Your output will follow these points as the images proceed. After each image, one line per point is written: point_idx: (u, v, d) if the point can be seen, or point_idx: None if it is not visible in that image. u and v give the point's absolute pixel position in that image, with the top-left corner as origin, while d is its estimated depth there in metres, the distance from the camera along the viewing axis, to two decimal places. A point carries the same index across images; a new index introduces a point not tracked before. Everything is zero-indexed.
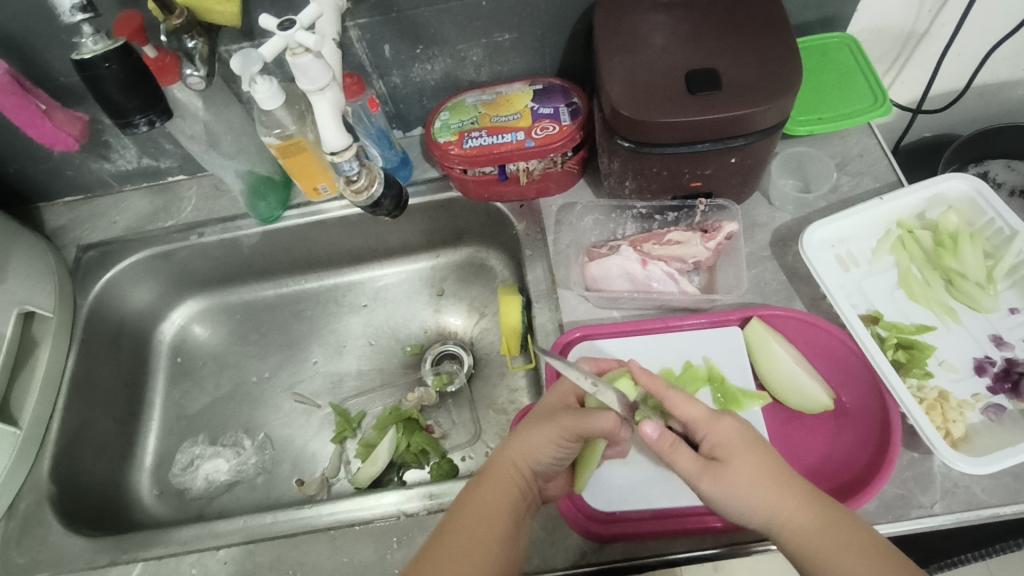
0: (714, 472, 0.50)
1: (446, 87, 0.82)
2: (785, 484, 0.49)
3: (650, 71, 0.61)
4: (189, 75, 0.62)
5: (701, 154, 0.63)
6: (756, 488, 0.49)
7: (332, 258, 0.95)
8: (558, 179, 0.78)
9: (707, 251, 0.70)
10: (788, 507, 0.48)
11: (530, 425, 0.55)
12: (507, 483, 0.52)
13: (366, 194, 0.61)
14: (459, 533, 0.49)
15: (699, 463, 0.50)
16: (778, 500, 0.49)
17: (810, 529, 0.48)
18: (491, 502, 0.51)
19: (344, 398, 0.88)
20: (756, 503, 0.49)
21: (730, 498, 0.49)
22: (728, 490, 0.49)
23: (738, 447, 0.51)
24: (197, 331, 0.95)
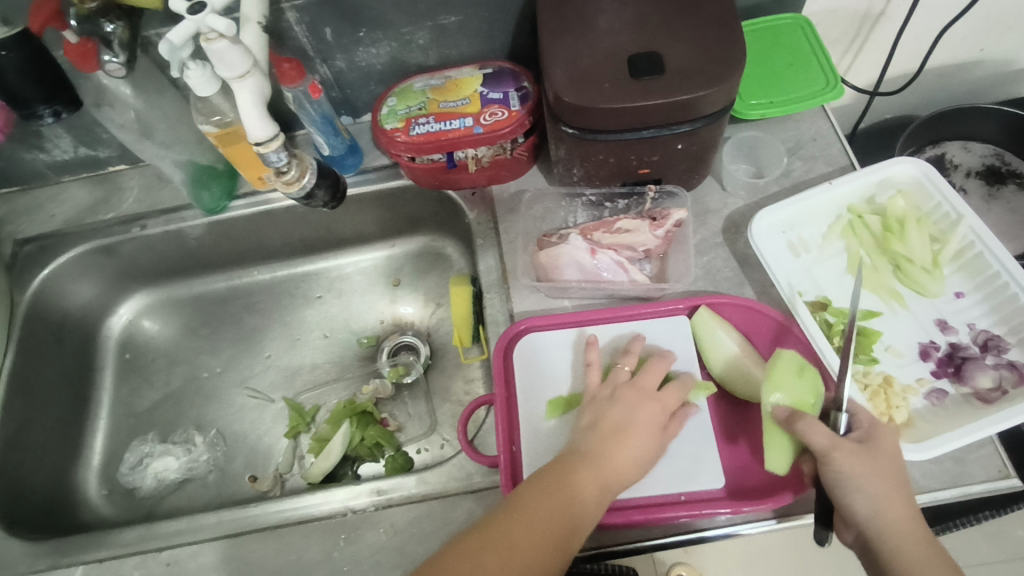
0: (850, 450, 0.51)
1: (394, 71, 0.79)
2: (897, 485, 0.50)
3: (593, 55, 0.59)
4: (109, 62, 0.61)
5: (647, 140, 0.62)
6: (881, 484, 0.50)
7: (285, 248, 0.92)
8: (509, 166, 0.76)
9: (656, 239, 0.69)
10: (899, 511, 0.49)
11: (637, 411, 0.56)
12: (590, 486, 0.51)
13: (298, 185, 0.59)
14: (533, 520, 0.49)
15: (835, 440, 0.51)
16: (887, 495, 0.50)
17: (903, 528, 0.49)
18: (576, 488, 0.51)
19: (298, 391, 0.87)
20: (876, 497, 0.49)
21: (851, 480, 0.50)
22: (856, 473, 0.50)
23: (886, 457, 0.51)
24: (147, 325, 0.93)
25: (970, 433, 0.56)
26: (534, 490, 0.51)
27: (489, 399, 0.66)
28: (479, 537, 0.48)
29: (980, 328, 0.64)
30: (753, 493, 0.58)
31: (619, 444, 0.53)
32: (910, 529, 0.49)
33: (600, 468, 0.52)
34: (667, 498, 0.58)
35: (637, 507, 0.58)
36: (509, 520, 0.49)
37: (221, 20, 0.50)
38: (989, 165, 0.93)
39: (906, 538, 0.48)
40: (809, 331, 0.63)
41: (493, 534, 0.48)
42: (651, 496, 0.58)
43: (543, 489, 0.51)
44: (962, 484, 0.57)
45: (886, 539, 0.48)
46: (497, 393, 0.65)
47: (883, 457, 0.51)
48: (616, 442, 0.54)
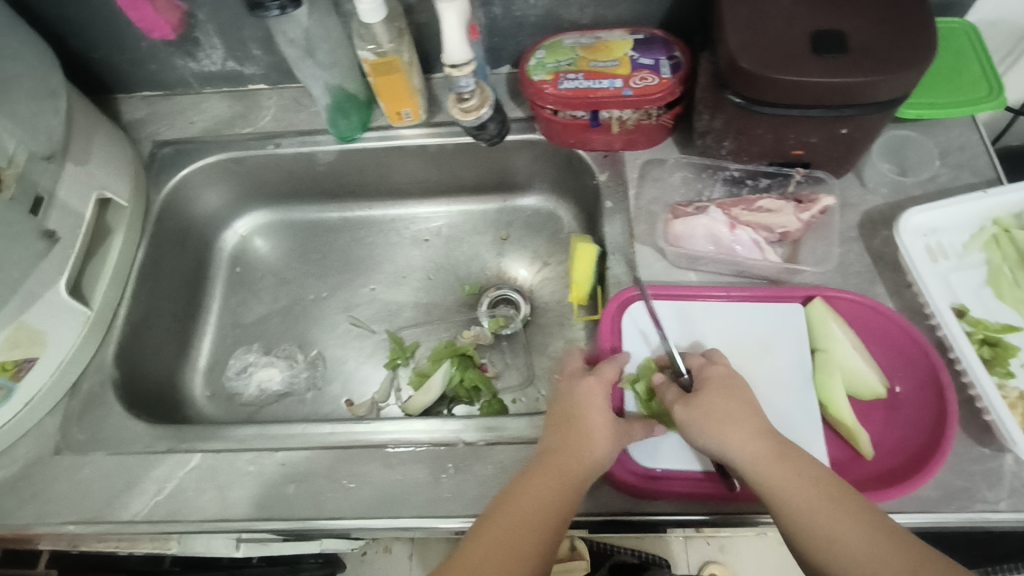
0: (689, 403, 0.55)
1: (545, 25, 0.80)
2: (786, 453, 0.52)
3: (775, 26, 0.59)
4: None
5: (811, 120, 0.61)
6: (735, 429, 0.53)
7: (402, 188, 0.94)
8: (648, 133, 0.76)
9: (799, 222, 0.68)
10: (768, 452, 0.52)
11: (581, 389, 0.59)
12: (572, 476, 0.54)
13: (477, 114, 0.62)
14: (519, 520, 0.52)
15: (680, 396, 0.56)
16: (758, 449, 0.52)
17: (797, 488, 0.50)
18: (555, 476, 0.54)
19: (399, 326, 0.89)
20: (739, 446, 0.52)
21: (706, 430, 0.54)
22: (709, 429, 0.53)
23: (719, 399, 0.55)
24: (258, 244, 0.96)
25: None
26: (518, 491, 0.54)
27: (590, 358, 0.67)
28: (473, 551, 0.51)
29: None
30: (862, 488, 0.57)
31: (592, 437, 0.56)
32: (803, 487, 0.50)
33: (570, 462, 0.54)
34: None
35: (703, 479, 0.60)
36: (497, 523, 0.52)
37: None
38: None
39: (787, 478, 0.51)
40: (952, 336, 0.62)
41: (487, 538, 0.51)
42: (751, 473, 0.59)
43: (523, 491, 0.54)
44: None
45: (767, 487, 0.51)
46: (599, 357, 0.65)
47: (726, 405, 0.54)
48: (579, 430, 0.56)
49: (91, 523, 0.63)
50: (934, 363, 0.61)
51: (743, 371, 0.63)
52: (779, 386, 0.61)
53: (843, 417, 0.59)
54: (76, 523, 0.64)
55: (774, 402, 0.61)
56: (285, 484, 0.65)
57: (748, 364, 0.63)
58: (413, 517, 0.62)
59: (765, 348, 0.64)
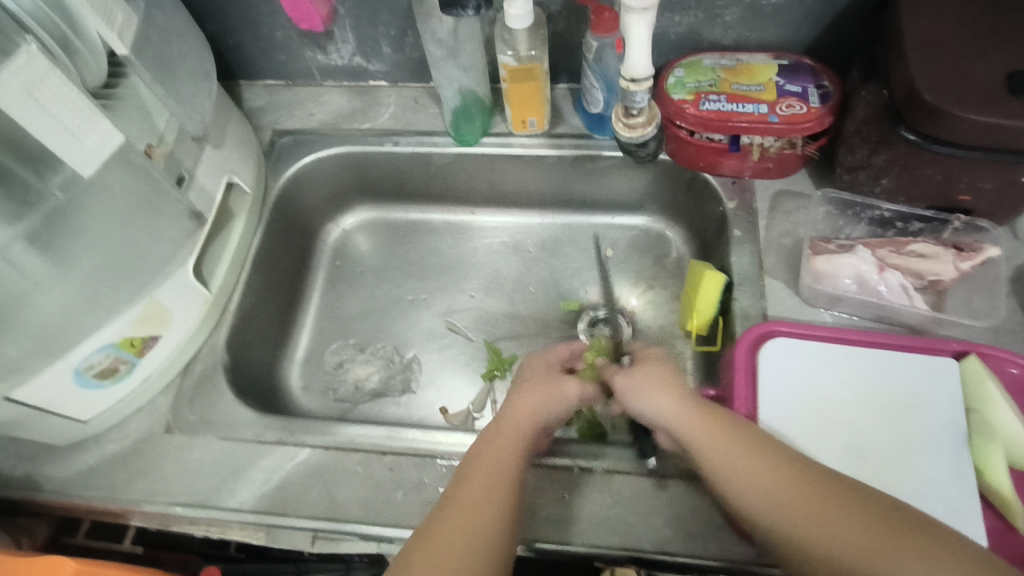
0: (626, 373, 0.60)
1: (683, 44, 0.78)
2: (711, 416, 0.53)
3: (963, 63, 0.56)
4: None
5: (993, 165, 0.57)
6: (664, 394, 0.56)
7: (508, 196, 0.93)
8: (787, 163, 0.74)
9: (957, 271, 0.63)
10: (692, 412, 0.54)
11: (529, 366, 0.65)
12: (520, 436, 0.56)
13: (640, 130, 0.70)
14: (479, 495, 0.51)
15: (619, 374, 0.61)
16: (683, 411, 0.54)
17: (715, 440, 0.51)
18: (502, 442, 0.55)
19: (497, 337, 0.88)
20: (661, 406, 0.56)
21: (636, 395, 0.58)
22: (641, 394, 0.57)
23: (654, 366, 0.59)
24: (359, 241, 0.96)
25: None
26: (471, 472, 0.53)
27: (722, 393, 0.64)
28: (431, 540, 0.48)
29: None
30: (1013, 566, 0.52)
31: (536, 402, 0.59)
32: (723, 441, 0.51)
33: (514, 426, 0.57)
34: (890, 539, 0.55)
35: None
36: (457, 509, 0.50)
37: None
38: None
39: (708, 433, 0.52)
40: None
41: (448, 525, 0.49)
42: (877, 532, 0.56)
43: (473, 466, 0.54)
44: None
45: (697, 446, 0.52)
46: (735, 392, 0.61)
47: (658, 376, 0.58)
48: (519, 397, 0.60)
49: (199, 508, 0.63)
50: None
51: (889, 426, 0.58)
52: (929, 444, 0.57)
53: (1002, 488, 0.54)
54: (184, 506, 0.63)
55: (924, 462, 0.56)
56: (395, 490, 0.63)
57: (895, 418, 0.58)
58: (524, 540, 0.60)
59: (912, 403, 0.59)
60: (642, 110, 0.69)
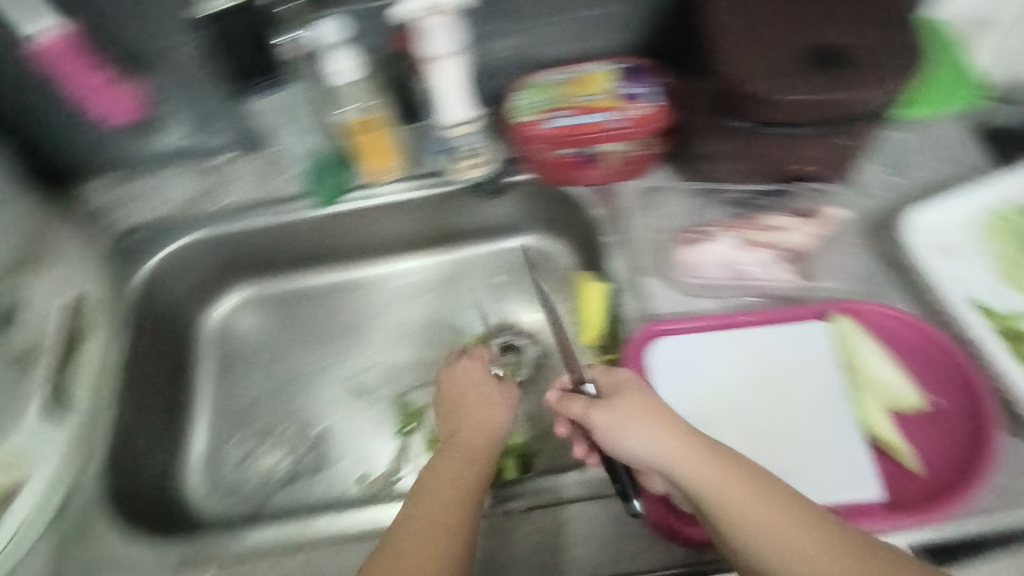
0: (606, 408, 0.53)
1: (520, 66, 0.78)
2: (703, 451, 0.50)
3: (770, 45, 0.58)
4: (319, 35, 0.63)
5: (814, 134, 0.60)
6: (653, 425, 0.52)
7: (387, 245, 0.91)
8: (641, 163, 0.74)
9: (808, 237, 0.68)
10: (688, 451, 0.50)
11: (460, 369, 0.68)
12: (481, 443, 0.60)
13: (479, 167, 0.75)
14: (448, 496, 0.53)
15: (589, 402, 0.55)
16: (685, 451, 0.50)
17: (721, 482, 0.49)
18: (465, 448, 0.59)
19: (405, 389, 0.85)
20: (654, 440, 0.51)
21: (626, 427, 0.52)
22: (630, 428, 0.52)
23: (628, 396, 0.54)
24: (241, 322, 0.90)
25: None
26: (434, 473, 0.56)
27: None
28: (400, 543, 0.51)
29: None
30: (909, 506, 0.55)
31: (476, 409, 0.63)
32: (732, 480, 0.49)
33: (477, 435, 0.60)
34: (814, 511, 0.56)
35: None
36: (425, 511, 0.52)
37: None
38: None
39: (725, 477, 0.49)
40: (976, 337, 0.61)
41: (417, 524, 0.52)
42: None
43: (439, 469, 0.56)
44: None
45: (713, 494, 0.49)
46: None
47: (636, 405, 0.53)
48: (466, 408, 0.63)
49: None
50: (961, 363, 0.60)
51: (779, 398, 0.61)
52: (816, 409, 0.60)
53: (886, 435, 0.58)
54: None
55: (815, 425, 0.59)
56: None
57: (783, 392, 0.61)
58: None
59: (795, 373, 0.62)
60: (479, 149, 0.75)
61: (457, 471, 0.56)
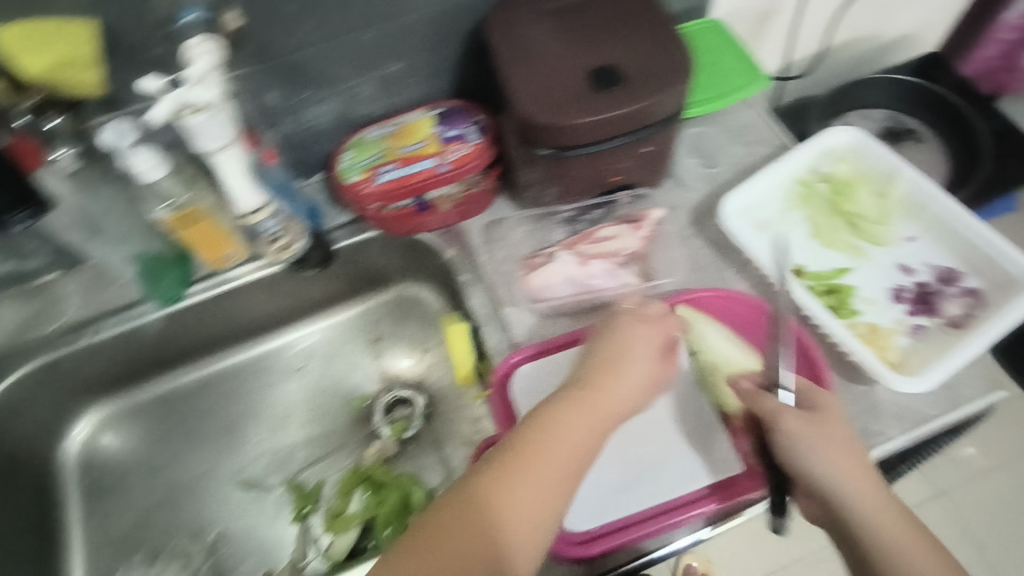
0: (808, 418, 0.54)
1: (342, 127, 0.78)
2: (862, 470, 0.52)
3: (553, 75, 0.61)
4: (112, 140, 0.60)
5: (617, 147, 0.64)
6: (843, 454, 0.52)
7: (250, 328, 0.87)
8: (477, 201, 0.76)
9: (640, 241, 0.72)
10: (861, 474, 0.52)
11: (639, 324, 0.57)
12: (569, 469, 0.50)
13: (292, 248, 0.74)
14: (483, 538, 0.47)
15: (800, 415, 0.54)
16: (848, 471, 0.52)
17: (874, 505, 0.51)
18: (539, 473, 0.49)
19: (297, 471, 0.82)
20: (830, 462, 0.52)
21: (809, 445, 0.52)
22: (817, 450, 0.52)
23: (827, 420, 0.54)
24: (107, 442, 0.84)
25: (958, 357, 0.63)
26: (479, 503, 0.48)
27: (496, 437, 0.64)
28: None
29: (937, 265, 0.70)
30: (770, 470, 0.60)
31: (612, 399, 0.53)
32: (878, 498, 0.51)
33: (563, 453, 0.50)
34: (693, 495, 0.59)
35: (678, 507, 0.58)
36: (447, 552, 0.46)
37: (209, 94, 0.56)
38: (888, 128, 1.06)
39: (870, 497, 0.51)
40: (802, 303, 0.66)
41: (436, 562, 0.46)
42: (675, 498, 0.59)
43: (486, 497, 0.48)
44: (957, 405, 0.64)
45: (858, 515, 0.50)
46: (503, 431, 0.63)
47: (837, 429, 0.54)
48: (605, 389, 0.54)
49: None
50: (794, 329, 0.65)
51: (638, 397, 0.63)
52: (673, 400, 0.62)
53: (738, 411, 0.62)
54: None
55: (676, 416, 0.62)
56: None
57: None
58: None
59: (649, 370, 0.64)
60: (283, 232, 0.73)
61: (525, 509, 0.48)
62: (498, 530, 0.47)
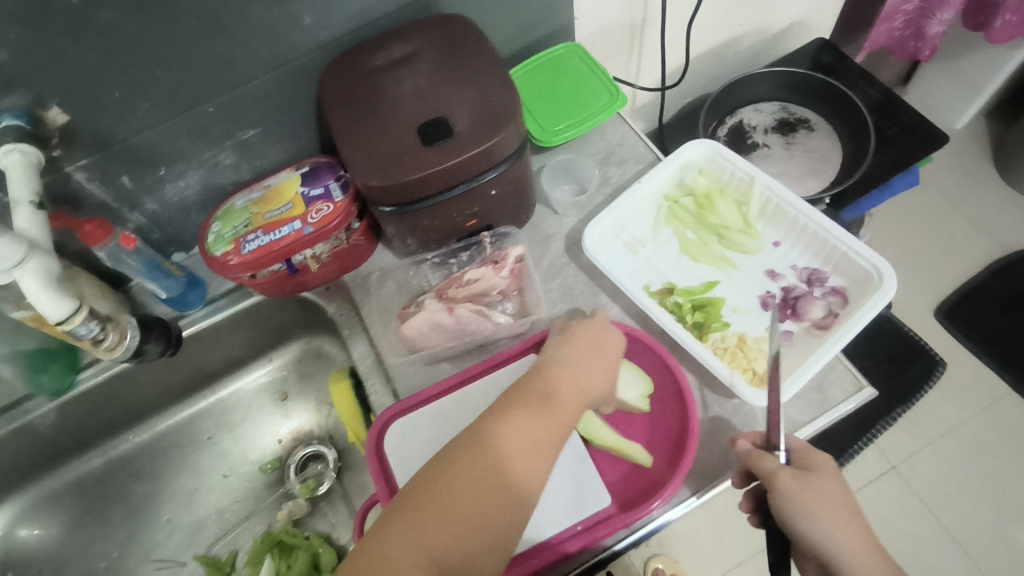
0: (796, 476, 0.53)
1: (211, 197, 0.78)
2: (856, 526, 0.52)
3: (384, 135, 0.62)
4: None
5: (461, 195, 0.64)
6: (840, 514, 0.52)
7: (153, 404, 0.87)
8: (352, 255, 0.77)
9: (504, 279, 0.72)
10: (856, 535, 0.51)
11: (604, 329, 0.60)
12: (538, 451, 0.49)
13: (118, 347, 0.69)
14: (449, 514, 0.45)
15: (792, 472, 0.53)
16: (845, 533, 0.51)
17: (870, 566, 0.50)
18: (505, 453, 0.48)
19: (210, 544, 0.83)
20: (831, 524, 0.51)
21: (809, 508, 0.51)
22: (813, 512, 0.51)
23: (823, 475, 0.54)
24: (26, 533, 0.84)
25: (821, 357, 0.63)
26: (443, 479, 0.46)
27: (375, 499, 0.64)
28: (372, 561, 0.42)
29: (801, 267, 0.72)
30: (640, 497, 0.60)
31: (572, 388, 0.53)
32: (874, 559, 0.51)
33: (529, 434, 0.49)
34: (564, 533, 0.59)
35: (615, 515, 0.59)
36: (403, 527, 0.44)
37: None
38: (780, 120, 1.06)
39: (867, 557, 0.51)
40: (667, 327, 0.67)
41: (393, 536, 0.44)
42: (556, 533, 0.58)
43: (451, 474, 0.46)
44: (829, 409, 0.64)
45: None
46: (380, 492, 0.62)
47: (834, 489, 0.53)
48: (568, 380, 0.54)
49: None
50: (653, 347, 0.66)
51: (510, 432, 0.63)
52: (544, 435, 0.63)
53: (612, 443, 0.61)
54: None
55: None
56: None
57: None
58: None
59: None
60: (103, 333, 0.67)
61: (491, 488, 0.46)
62: (464, 509, 0.45)
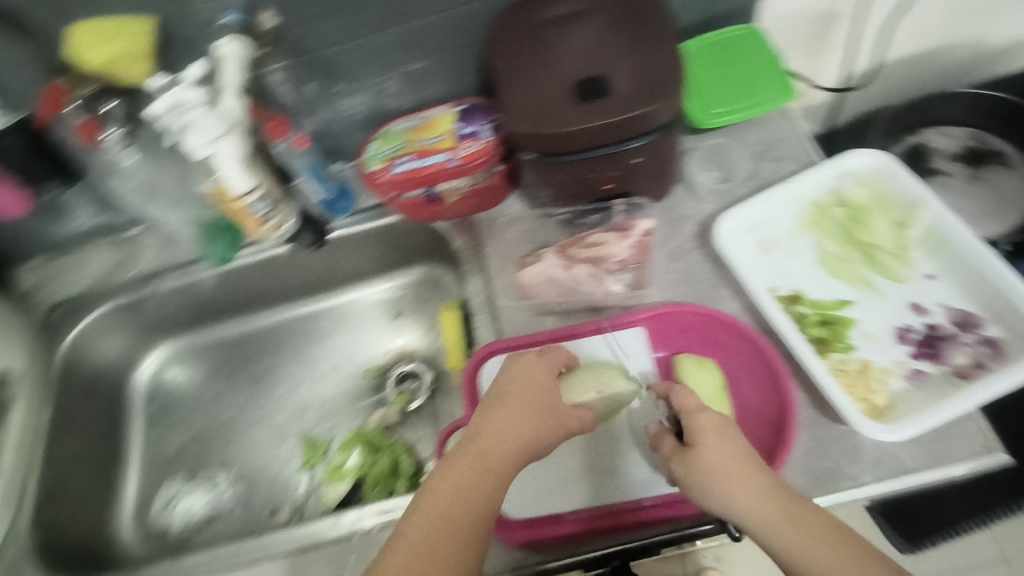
0: (685, 459, 0.53)
1: (375, 118, 0.84)
2: (750, 477, 0.50)
3: (543, 86, 0.63)
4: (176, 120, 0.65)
5: (604, 157, 0.65)
6: (736, 477, 0.50)
7: (289, 292, 0.98)
8: (488, 196, 0.80)
9: (627, 250, 0.72)
10: (756, 492, 0.49)
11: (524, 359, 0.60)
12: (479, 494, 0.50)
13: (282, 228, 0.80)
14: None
15: (677, 450, 0.54)
16: (737, 494, 0.50)
17: (775, 520, 0.48)
18: (443, 504, 0.49)
19: (310, 426, 0.92)
20: (720, 488, 0.50)
21: (701, 474, 0.51)
22: (706, 483, 0.51)
23: (717, 439, 0.52)
24: (174, 373, 0.99)
25: (951, 409, 0.58)
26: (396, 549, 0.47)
27: (460, 423, 0.69)
28: None
29: (954, 307, 0.66)
30: None
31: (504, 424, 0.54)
32: (780, 512, 0.48)
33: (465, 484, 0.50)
34: (631, 504, 0.61)
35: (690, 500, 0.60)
36: None
37: (192, 94, 0.64)
38: (969, 148, 0.97)
39: (774, 517, 0.48)
40: (786, 336, 0.65)
41: None
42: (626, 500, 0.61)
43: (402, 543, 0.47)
44: (948, 462, 0.58)
45: (764, 532, 0.48)
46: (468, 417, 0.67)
47: (724, 454, 0.51)
48: (499, 416, 0.54)
49: None
50: (761, 347, 0.65)
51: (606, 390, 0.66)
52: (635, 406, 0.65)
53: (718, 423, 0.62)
54: None
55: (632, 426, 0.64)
56: None
57: None
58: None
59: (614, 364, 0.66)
60: (273, 213, 0.77)
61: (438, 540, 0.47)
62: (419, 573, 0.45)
